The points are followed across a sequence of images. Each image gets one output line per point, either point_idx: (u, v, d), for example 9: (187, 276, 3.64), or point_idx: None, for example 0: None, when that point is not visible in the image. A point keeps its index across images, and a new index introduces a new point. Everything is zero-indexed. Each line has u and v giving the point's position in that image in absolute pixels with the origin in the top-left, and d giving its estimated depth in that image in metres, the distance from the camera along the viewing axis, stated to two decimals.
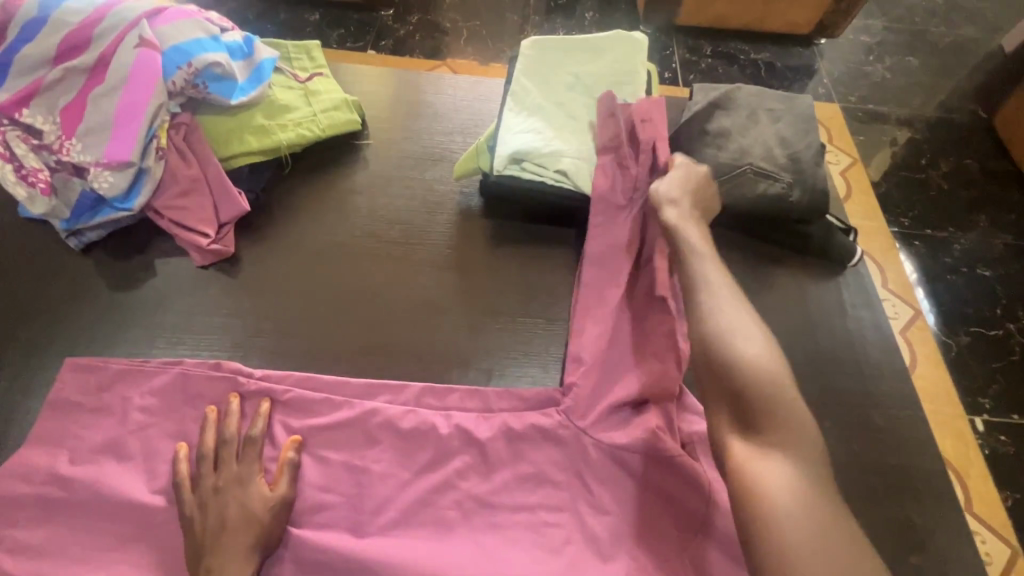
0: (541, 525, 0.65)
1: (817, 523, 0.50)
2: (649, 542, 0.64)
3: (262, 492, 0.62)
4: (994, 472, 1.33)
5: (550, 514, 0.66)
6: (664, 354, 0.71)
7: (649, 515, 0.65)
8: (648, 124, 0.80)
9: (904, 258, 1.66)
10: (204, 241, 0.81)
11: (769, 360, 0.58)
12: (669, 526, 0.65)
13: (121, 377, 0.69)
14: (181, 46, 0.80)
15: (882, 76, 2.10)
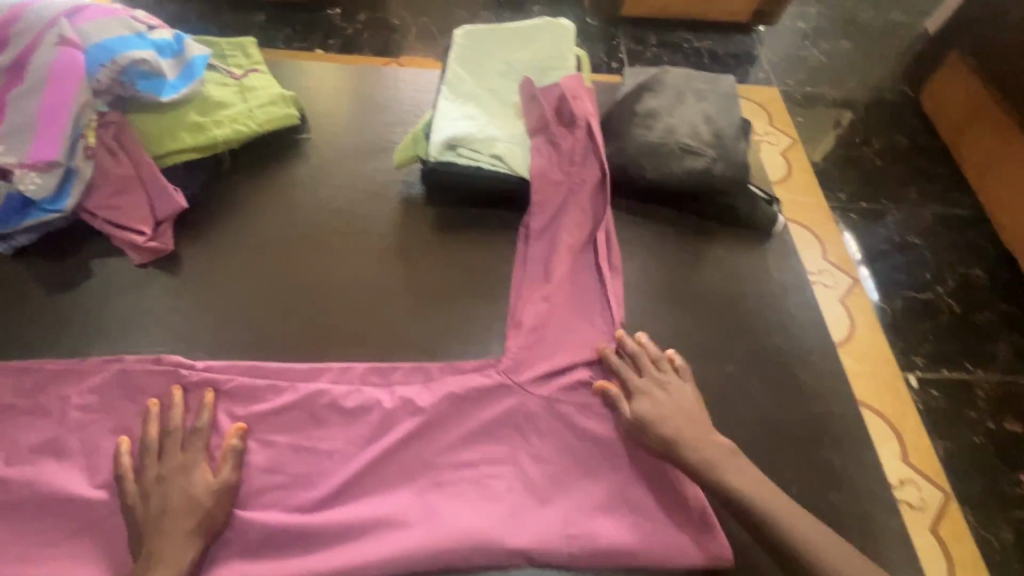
0: (484, 492, 0.68)
1: None
2: (592, 499, 0.68)
3: (205, 477, 0.63)
4: (929, 424, 1.42)
5: (493, 480, 0.69)
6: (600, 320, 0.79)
7: (585, 469, 0.70)
8: (580, 102, 0.88)
9: (847, 237, 1.75)
10: (141, 239, 0.81)
11: (772, 500, 0.63)
12: (603, 474, 0.70)
13: (57, 377, 0.69)
14: (104, 44, 0.79)
15: (818, 60, 2.20)
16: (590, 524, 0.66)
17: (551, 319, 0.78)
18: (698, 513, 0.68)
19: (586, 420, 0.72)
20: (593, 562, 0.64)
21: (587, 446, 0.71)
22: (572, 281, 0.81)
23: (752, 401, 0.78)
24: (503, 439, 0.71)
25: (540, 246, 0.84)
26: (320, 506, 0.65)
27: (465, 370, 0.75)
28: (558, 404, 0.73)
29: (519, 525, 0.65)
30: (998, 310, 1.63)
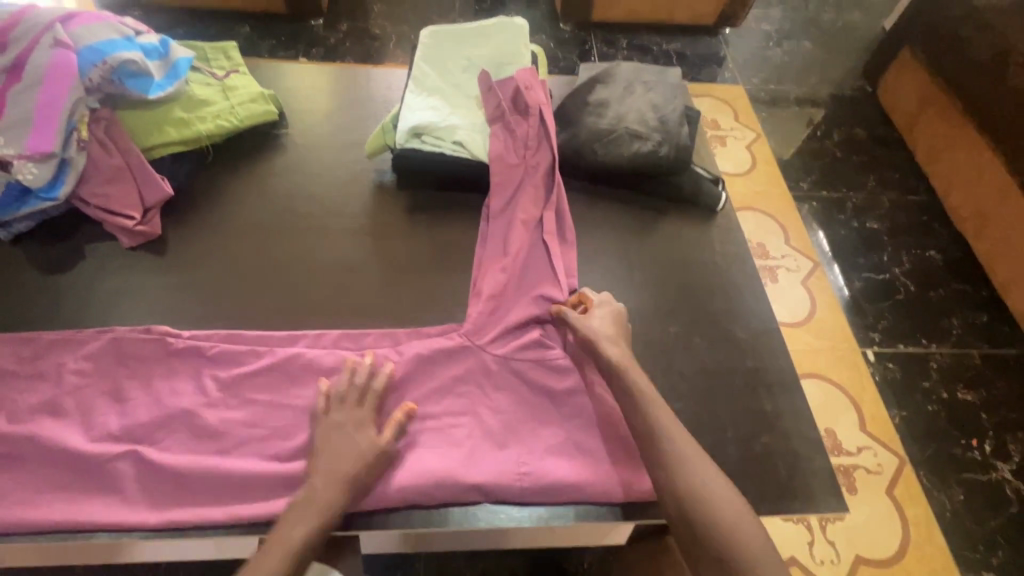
0: (445, 440, 0.76)
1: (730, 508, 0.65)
2: (543, 445, 0.77)
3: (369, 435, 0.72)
4: (886, 394, 1.50)
5: (452, 429, 0.77)
6: (553, 289, 0.86)
7: (536, 417, 0.79)
8: (532, 90, 0.96)
9: (820, 238, 1.80)
10: (130, 223, 0.88)
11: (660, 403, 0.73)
12: (552, 420, 0.79)
13: (56, 345, 0.78)
14: (94, 46, 0.86)
15: (781, 60, 2.31)
16: (539, 462, 0.75)
17: (508, 286, 0.85)
18: (640, 452, 0.76)
19: (541, 374, 0.80)
20: (540, 496, 0.73)
21: (539, 398, 0.80)
22: (528, 252, 0.89)
23: (692, 357, 0.86)
24: (461, 394, 0.79)
25: (500, 222, 0.91)
26: (295, 455, 0.73)
27: (430, 334, 0.83)
28: (514, 361, 0.81)
29: (476, 465, 0.74)
30: (952, 288, 1.72)
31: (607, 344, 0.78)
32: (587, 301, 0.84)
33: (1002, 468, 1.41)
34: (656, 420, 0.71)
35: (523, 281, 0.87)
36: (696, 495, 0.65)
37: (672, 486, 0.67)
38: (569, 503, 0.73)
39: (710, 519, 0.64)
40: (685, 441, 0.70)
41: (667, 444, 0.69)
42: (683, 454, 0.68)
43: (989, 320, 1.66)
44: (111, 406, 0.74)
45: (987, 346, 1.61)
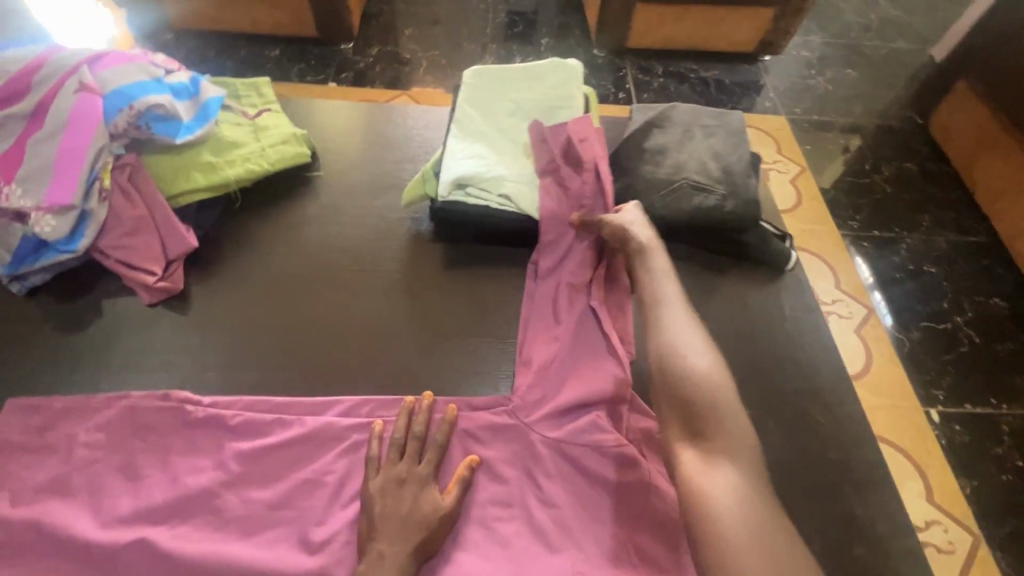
0: (491, 536, 0.66)
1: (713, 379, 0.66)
2: (602, 548, 0.65)
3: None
4: (954, 461, 1.36)
5: (499, 522, 0.67)
6: (610, 366, 0.75)
7: (594, 511, 0.68)
8: (586, 143, 0.88)
9: (859, 262, 1.72)
10: (151, 279, 0.81)
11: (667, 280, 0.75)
12: (610, 516, 0.68)
13: (66, 415, 0.69)
14: (123, 90, 0.81)
15: (824, 89, 2.20)
16: (599, 566, 0.64)
17: (558, 359, 0.76)
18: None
19: (597, 462, 0.70)
20: None
21: (595, 488, 0.69)
22: (581, 320, 0.79)
23: (767, 444, 0.76)
24: (510, 480, 0.69)
25: (548, 282, 0.83)
26: (326, 543, 0.64)
27: (476, 406, 0.74)
28: (568, 445, 0.71)
29: (527, 569, 0.63)
30: (1020, 341, 1.58)
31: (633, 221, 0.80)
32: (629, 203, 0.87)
33: None
34: (656, 278, 0.75)
35: (576, 352, 0.77)
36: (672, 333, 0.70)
37: (653, 325, 0.71)
38: None
39: (681, 354, 0.68)
40: (680, 299, 0.74)
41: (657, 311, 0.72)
42: (670, 301, 0.73)
43: None
44: (124, 485, 0.65)
45: None
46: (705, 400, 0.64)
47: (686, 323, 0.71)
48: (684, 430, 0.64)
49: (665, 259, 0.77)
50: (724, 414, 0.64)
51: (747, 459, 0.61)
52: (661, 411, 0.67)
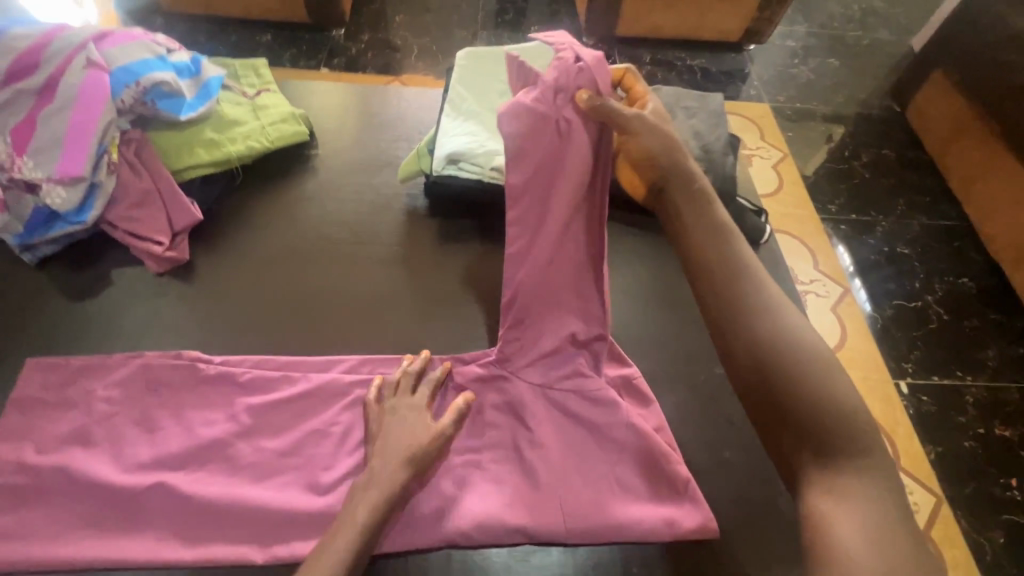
0: (486, 476, 0.72)
1: (816, 373, 0.59)
2: (586, 481, 0.72)
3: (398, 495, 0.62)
4: (919, 427, 1.44)
5: (492, 465, 0.73)
6: (586, 302, 0.79)
7: (578, 449, 0.74)
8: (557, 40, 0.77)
9: (843, 252, 1.77)
10: (159, 249, 0.85)
11: (741, 259, 0.66)
12: (594, 452, 0.74)
13: (83, 372, 0.74)
14: (129, 67, 0.84)
15: (807, 78, 2.26)
16: (584, 497, 0.70)
17: (542, 303, 0.79)
18: (686, 489, 0.72)
19: (580, 405, 0.77)
20: (586, 538, 0.68)
21: (579, 429, 0.76)
22: (568, 262, 0.78)
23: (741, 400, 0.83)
24: (502, 428, 0.76)
25: (525, 206, 0.77)
26: (332, 485, 0.69)
27: (469, 360, 0.80)
28: (554, 391, 0.78)
29: (519, 504, 0.69)
30: (987, 319, 1.66)
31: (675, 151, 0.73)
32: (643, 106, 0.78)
33: None
34: (729, 252, 0.67)
35: (563, 296, 0.79)
36: (756, 309, 0.63)
37: (739, 317, 0.63)
38: (613, 544, 0.69)
39: (768, 336, 0.61)
40: (760, 276, 0.65)
41: (743, 300, 0.63)
42: (743, 266, 0.66)
43: None
44: (142, 436, 0.70)
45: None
46: (811, 386, 0.58)
47: (764, 288, 0.64)
48: (793, 428, 0.58)
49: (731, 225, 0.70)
50: (830, 391, 0.58)
51: (870, 438, 0.56)
52: (756, 407, 0.61)
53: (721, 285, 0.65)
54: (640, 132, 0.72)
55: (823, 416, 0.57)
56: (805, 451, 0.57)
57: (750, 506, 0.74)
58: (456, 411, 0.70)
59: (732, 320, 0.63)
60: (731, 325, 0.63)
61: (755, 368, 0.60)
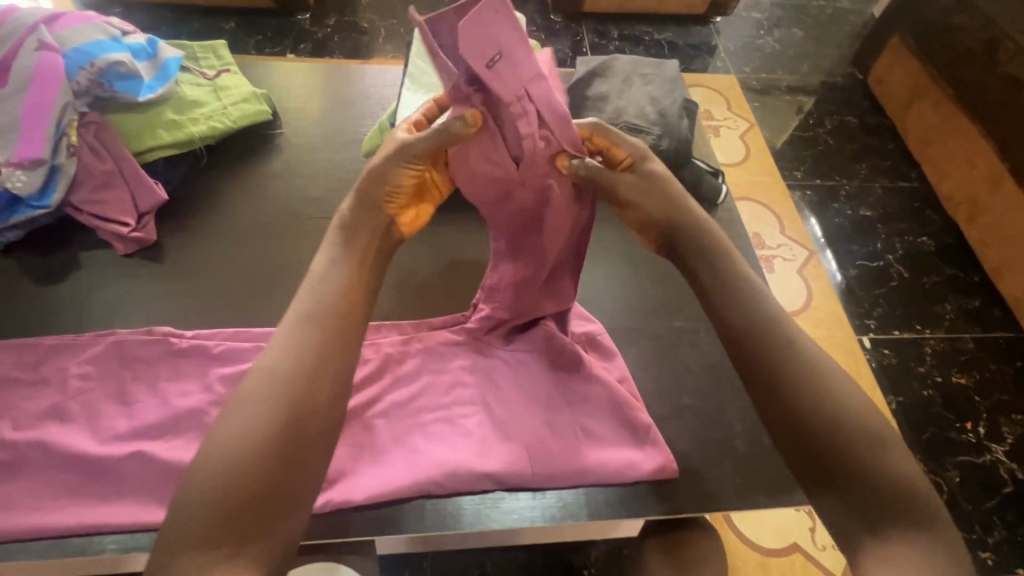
0: (456, 430, 0.76)
1: (869, 438, 0.52)
2: (551, 430, 0.76)
3: (368, 254, 0.60)
4: (883, 381, 1.40)
5: (464, 420, 0.77)
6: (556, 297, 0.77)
7: (544, 402, 0.78)
8: (508, 58, 0.53)
9: (813, 223, 1.68)
10: (124, 230, 0.86)
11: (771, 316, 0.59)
12: (559, 405, 0.78)
13: (56, 351, 0.75)
14: (81, 47, 0.84)
15: (773, 49, 2.19)
16: (550, 445, 0.74)
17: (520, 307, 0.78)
18: (646, 433, 0.76)
19: (545, 361, 0.80)
20: (552, 481, 0.72)
21: (545, 384, 0.79)
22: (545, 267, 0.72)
23: (700, 351, 0.87)
24: (470, 384, 0.79)
25: (506, 241, 0.72)
26: None
27: (436, 325, 0.84)
28: (519, 350, 0.81)
29: (488, 454, 0.73)
30: (945, 274, 1.60)
31: (675, 202, 0.65)
32: (621, 156, 0.65)
33: (996, 451, 1.32)
34: (753, 311, 0.59)
35: (540, 293, 0.76)
36: (800, 377, 0.55)
37: (775, 386, 0.56)
38: (578, 486, 0.73)
39: (812, 408, 0.54)
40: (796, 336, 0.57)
41: (780, 360, 0.56)
42: (775, 328, 0.58)
43: (981, 306, 1.54)
44: (118, 409, 0.72)
45: (982, 331, 1.50)
46: (869, 456, 0.51)
47: (797, 355, 0.56)
48: (856, 499, 0.50)
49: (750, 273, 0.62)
50: (883, 459, 0.51)
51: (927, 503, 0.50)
52: (814, 491, 0.53)
53: (751, 355, 0.58)
54: (622, 194, 0.63)
55: (891, 490, 0.50)
56: (872, 534, 0.49)
57: (710, 446, 0.79)
58: (443, 133, 0.58)
59: (778, 395, 0.55)
60: (776, 401, 0.55)
61: (804, 452, 0.53)
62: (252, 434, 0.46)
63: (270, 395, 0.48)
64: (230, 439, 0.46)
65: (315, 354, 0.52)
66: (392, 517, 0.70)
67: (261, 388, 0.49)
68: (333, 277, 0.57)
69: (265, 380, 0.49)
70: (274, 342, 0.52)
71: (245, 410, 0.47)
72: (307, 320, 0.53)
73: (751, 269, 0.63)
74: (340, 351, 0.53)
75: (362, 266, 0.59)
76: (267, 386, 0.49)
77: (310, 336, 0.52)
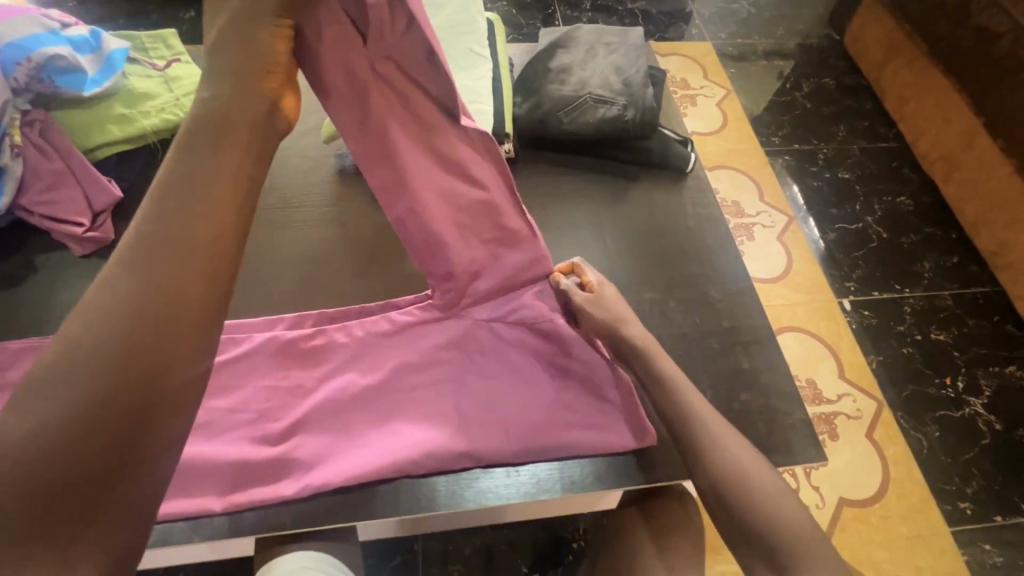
0: (432, 410, 0.77)
1: (770, 497, 0.60)
2: (534, 404, 0.77)
3: (249, 155, 0.44)
4: (863, 340, 1.41)
5: (441, 400, 0.78)
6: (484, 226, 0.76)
7: (524, 375, 0.80)
8: None
9: (794, 190, 1.66)
10: (79, 230, 0.84)
11: (689, 391, 0.69)
12: (540, 377, 0.79)
13: (20, 355, 0.74)
14: (16, 42, 0.81)
15: (749, 12, 2.06)
16: (533, 417, 0.76)
17: (427, 248, 0.75)
18: (625, 402, 0.76)
19: (523, 334, 0.82)
20: (533, 455, 0.74)
21: (525, 358, 0.81)
22: (460, 205, 0.73)
23: (670, 321, 0.87)
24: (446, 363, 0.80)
25: (386, 173, 0.69)
26: (283, 435, 0.74)
27: (405, 307, 0.84)
28: (496, 322, 0.83)
29: (465, 433, 0.74)
30: (923, 233, 1.59)
31: (625, 319, 0.76)
32: (586, 280, 0.81)
33: (975, 404, 1.34)
34: (673, 391, 0.69)
35: (450, 234, 0.74)
36: (708, 442, 0.64)
37: (694, 447, 0.64)
38: (558, 458, 0.74)
39: (722, 467, 0.62)
40: (708, 410, 0.67)
41: (694, 426, 0.65)
42: (693, 406, 0.67)
43: (959, 262, 1.55)
44: None
45: (960, 287, 1.51)
46: (769, 510, 0.59)
47: (705, 421, 0.66)
48: (759, 545, 0.58)
49: (670, 361, 0.72)
50: (783, 514, 0.58)
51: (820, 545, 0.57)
52: (729, 536, 0.60)
53: (676, 420, 0.67)
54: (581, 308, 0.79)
55: (787, 539, 0.57)
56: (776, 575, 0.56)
57: None
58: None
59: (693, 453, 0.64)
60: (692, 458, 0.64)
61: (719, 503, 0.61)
62: (52, 439, 0.33)
63: (88, 358, 0.35)
64: (21, 434, 0.33)
65: (154, 307, 0.37)
66: (367, 502, 0.70)
67: (66, 358, 0.35)
68: (194, 190, 0.41)
69: (80, 335, 0.35)
70: (108, 276, 0.38)
71: (58, 380, 0.34)
72: (143, 254, 0.38)
73: (669, 360, 0.72)
74: (210, 290, 0.40)
75: (239, 174, 0.43)
76: (91, 333, 0.35)
77: (162, 271, 0.38)
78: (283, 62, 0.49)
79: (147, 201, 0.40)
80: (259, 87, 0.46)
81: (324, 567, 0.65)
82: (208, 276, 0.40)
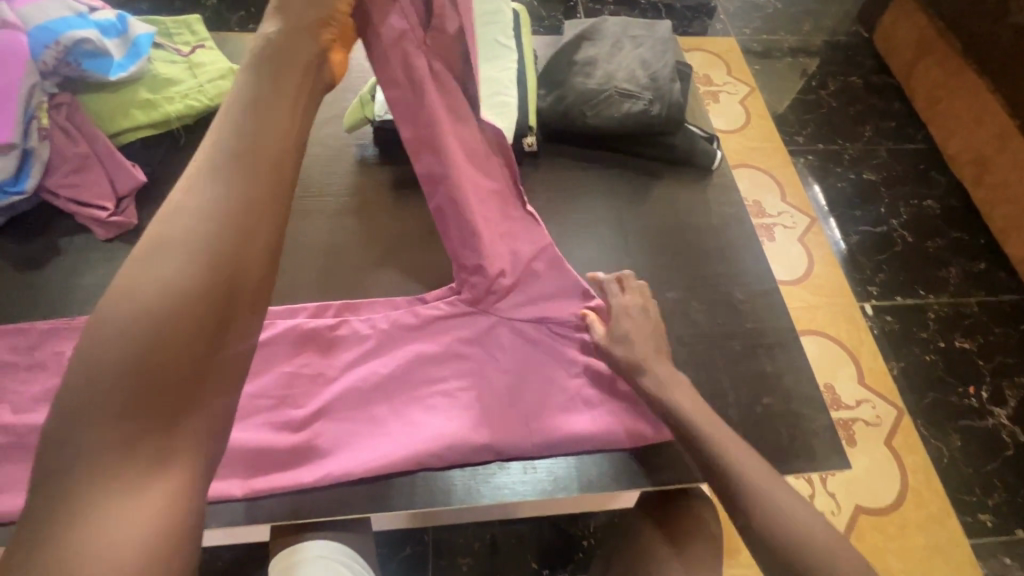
0: (453, 401, 0.76)
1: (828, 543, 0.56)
2: (553, 398, 0.77)
3: (301, 91, 0.54)
4: (885, 346, 1.38)
5: (461, 392, 0.77)
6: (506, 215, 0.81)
7: (540, 370, 0.79)
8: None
9: (816, 191, 1.62)
10: (103, 214, 0.85)
11: (718, 431, 0.65)
12: (561, 374, 0.79)
13: (50, 334, 0.76)
14: (46, 25, 0.81)
15: (776, 7, 2.01)
16: (552, 413, 0.75)
17: (460, 236, 0.79)
18: (634, 407, 0.75)
19: (544, 330, 0.81)
20: (551, 450, 0.73)
21: (545, 353, 0.80)
22: (481, 195, 0.79)
23: (691, 321, 0.85)
24: (469, 357, 0.79)
25: (427, 158, 0.77)
26: (304, 423, 0.74)
27: (430, 299, 0.83)
28: (516, 322, 0.81)
29: (484, 424, 0.74)
30: (949, 238, 1.55)
31: (644, 359, 0.72)
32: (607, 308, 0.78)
33: (998, 415, 1.31)
34: (703, 428, 0.65)
35: (480, 220, 0.78)
36: (747, 489, 0.60)
37: (734, 495, 0.60)
38: (577, 453, 0.74)
39: (770, 519, 0.57)
40: (741, 447, 0.64)
41: (733, 469, 0.61)
42: (726, 448, 0.63)
43: (987, 269, 1.50)
44: None
45: (986, 294, 1.47)
46: (827, 558, 0.55)
47: (741, 466, 0.61)
48: None
49: (690, 392, 0.69)
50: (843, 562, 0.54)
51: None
52: None
53: (709, 465, 0.63)
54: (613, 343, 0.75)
55: None
56: None
57: None
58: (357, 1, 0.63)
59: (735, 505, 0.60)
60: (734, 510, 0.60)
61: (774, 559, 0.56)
62: (162, 303, 0.43)
63: (186, 242, 0.45)
64: (143, 291, 0.43)
65: (237, 203, 0.47)
66: (383, 494, 0.70)
67: (171, 238, 0.45)
68: (259, 116, 0.51)
69: (181, 225, 0.45)
70: (196, 183, 0.47)
71: (165, 256, 0.44)
72: (221, 166, 0.48)
73: (687, 393, 0.69)
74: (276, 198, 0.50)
75: (295, 105, 0.53)
76: (188, 224, 0.45)
77: (237, 179, 0.48)
78: (337, 19, 0.59)
79: (224, 122, 0.50)
80: (314, 40, 0.56)
81: (340, 557, 0.67)
82: (273, 188, 0.49)
